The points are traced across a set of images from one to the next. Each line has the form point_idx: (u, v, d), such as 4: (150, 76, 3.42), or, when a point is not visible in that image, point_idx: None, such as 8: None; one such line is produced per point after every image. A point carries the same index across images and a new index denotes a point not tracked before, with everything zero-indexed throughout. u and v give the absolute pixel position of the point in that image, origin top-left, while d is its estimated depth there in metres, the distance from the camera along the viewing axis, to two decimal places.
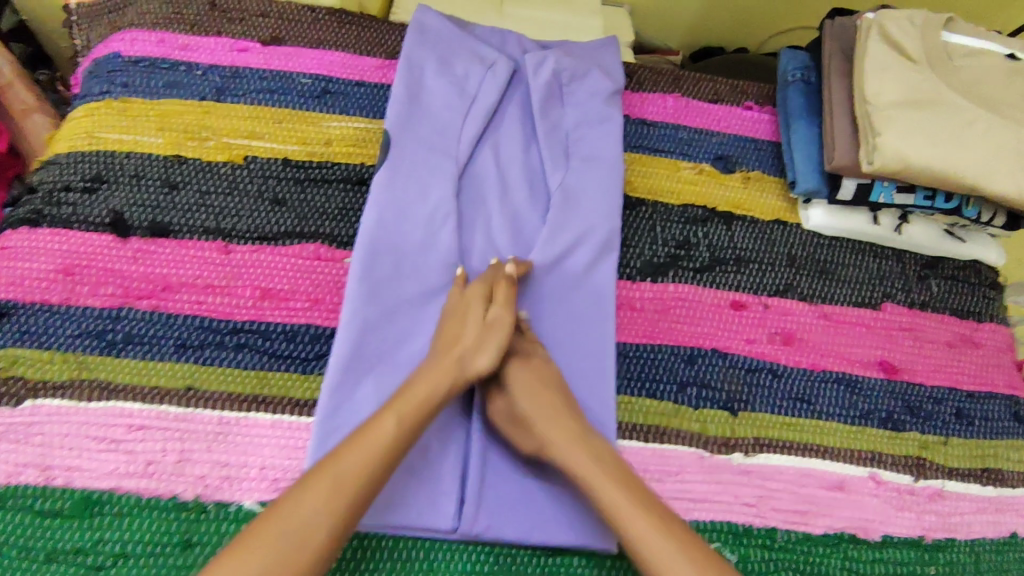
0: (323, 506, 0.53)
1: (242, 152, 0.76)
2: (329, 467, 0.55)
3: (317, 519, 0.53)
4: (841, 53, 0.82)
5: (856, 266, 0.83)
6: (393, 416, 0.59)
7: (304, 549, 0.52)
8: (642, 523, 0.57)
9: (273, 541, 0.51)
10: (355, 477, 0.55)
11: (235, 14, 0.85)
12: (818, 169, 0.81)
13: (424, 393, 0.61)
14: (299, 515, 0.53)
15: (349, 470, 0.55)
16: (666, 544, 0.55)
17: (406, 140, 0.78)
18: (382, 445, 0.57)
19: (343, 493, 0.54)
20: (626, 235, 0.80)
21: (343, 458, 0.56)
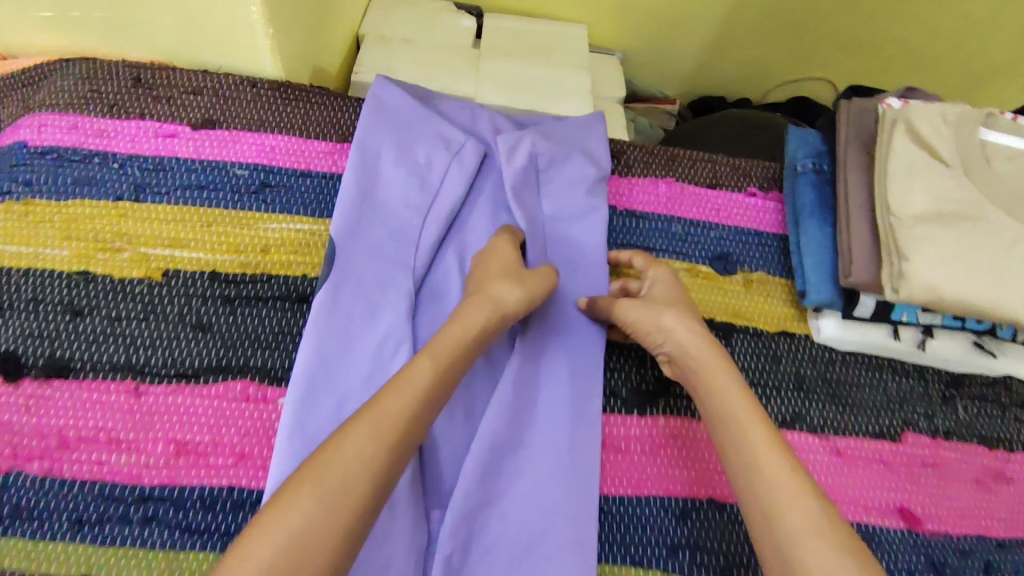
0: (372, 448, 0.47)
1: (160, 266, 0.65)
2: (369, 412, 0.49)
3: (367, 461, 0.46)
4: (858, 145, 0.71)
5: (872, 387, 0.73)
6: (430, 358, 0.55)
7: (360, 488, 0.45)
8: (743, 418, 0.56)
9: (330, 487, 0.44)
10: (397, 418, 0.49)
11: (162, 92, 0.74)
12: (831, 280, 0.70)
13: (456, 336, 0.58)
14: (350, 452, 0.46)
15: (394, 410, 0.50)
16: (768, 443, 0.54)
17: (355, 249, 0.67)
18: (417, 387, 0.52)
19: (389, 429, 0.49)
20: (610, 355, 0.70)
21: (386, 400, 0.50)
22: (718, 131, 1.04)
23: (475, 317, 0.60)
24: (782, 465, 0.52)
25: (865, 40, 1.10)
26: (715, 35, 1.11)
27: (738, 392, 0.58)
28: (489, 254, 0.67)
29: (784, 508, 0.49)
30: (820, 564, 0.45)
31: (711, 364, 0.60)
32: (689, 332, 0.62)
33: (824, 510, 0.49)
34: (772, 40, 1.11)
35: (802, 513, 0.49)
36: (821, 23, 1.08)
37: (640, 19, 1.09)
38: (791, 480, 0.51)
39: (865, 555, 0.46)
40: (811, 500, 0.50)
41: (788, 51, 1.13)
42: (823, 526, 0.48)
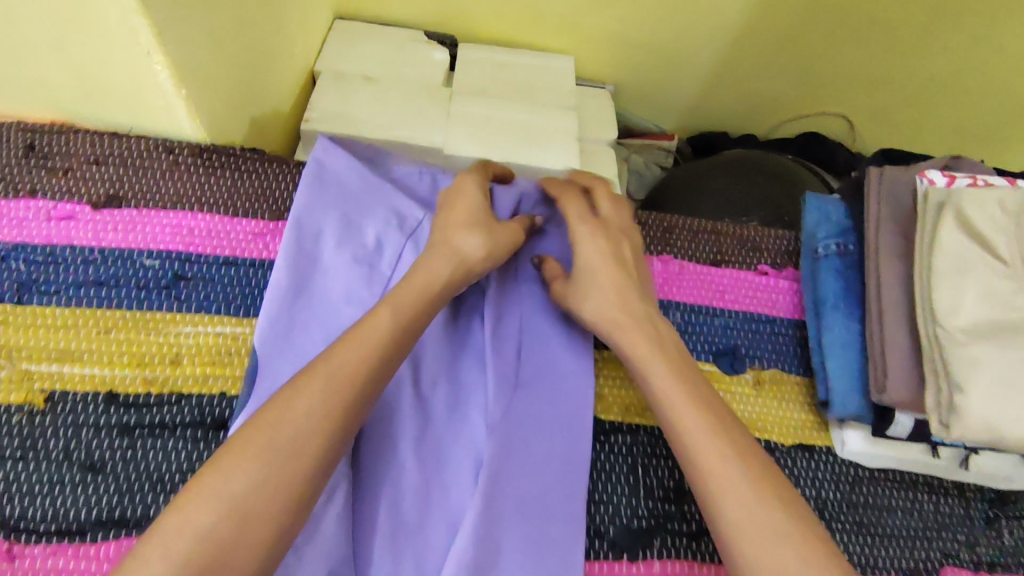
0: (324, 407, 0.44)
1: (45, 388, 0.54)
2: (324, 366, 0.46)
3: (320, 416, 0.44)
4: (894, 225, 0.59)
5: (903, 512, 0.62)
6: (389, 308, 0.51)
7: (309, 450, 0.43)
8: (675, 398, 0.51)
9: (271, 450, 0.42)
10: (353, 374, 0.47)
11: (58, 162, 0.61)
12: (861, 392, 0.59)
13: (419, 288, 0.54)
14: (297, 411, 0.44)
15: (349, 363, 0.47)
16: (697, 421, 0.49)
17: (283, 361, 0.55)
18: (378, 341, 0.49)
19: (344, 386, 0.46)
20: (594, 486, 0.57)
21: (341, 354, 0.47)
22: (722, 177, 0.92)
23: (441, 268, 0.55)
24: (714, 447, 0.48)
25: (888, 74, 0.98)
26: (719, 67, 1.00)
27: (661, 367, 0.53)
28: (454, 192, 0.62)
29: (713, 496, 0.46)
30: (755, 557, 0.43)
31: (634, 342, 0.55)
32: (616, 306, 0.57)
33: (753, 487, 0.46)
34: (782, 74, 1.00)
35: (733, 501, 0.45)
36: (837, 54, 0.97)
37: (634, 48, 0.97)
38: (726, 464, 0.47)
39: (807, 546, 0.43)
40: (740, 483, 0.46)
41: (797, 84, 1.02)
42: (757, 518, 0.44)
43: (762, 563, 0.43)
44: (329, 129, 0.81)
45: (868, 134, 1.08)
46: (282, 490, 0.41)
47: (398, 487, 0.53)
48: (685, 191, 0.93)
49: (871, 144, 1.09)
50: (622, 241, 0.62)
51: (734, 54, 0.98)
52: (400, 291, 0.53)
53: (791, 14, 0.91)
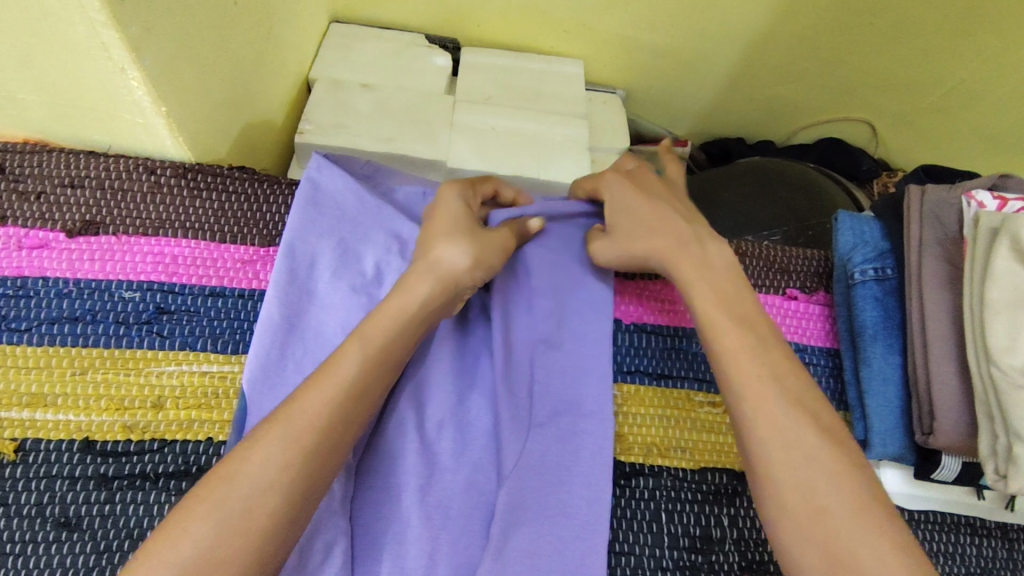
0: (284, 458, 0.40)
1: (15, 436, 0.49)
2: (285, 413, 0.41)
3: (274, 466, 0.39)
4: (938, 250, 0.55)
5: (947, 559, 0.57)
6: (358, 341, 0.46)
7: (267, 507, 0.38)
8: (713, 316, 0.49)
9: (221, 508, 0.37)
10: (315, 422, 0.41)
11: (28, 184, 0.56)
12: (902, 431, 0.54)
13: (395, 312, 0.48)
14: (254, 462, 0.39)
15: (312, 410, 0.42)
16: (737, 342, 0.47)
17: (274, 407, 0.50)
18: (345, 387, 0.43)
19: (306, 438, 0.41)
20: (615, 535, 0.53)
21: (304, 399, 0.42)
22: (742, 186, 0.86)
23: (418, 289, 0.50)
24: (749, 368, 0.45)
25: (912, 79, 0.94)
26: (733, 71, 0.95)
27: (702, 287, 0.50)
28: (433, 212, 0.56)
29: (745, 413, 0.44)
30: (782, 476, 0.41)
31: (676, 261, 0.52)
32: (654, 226, 0.54)
33: (789, 409, 0.43)
34: (802, 78, 0.95)
35: (767, 420, 0.43)
36: (860, 57, 0.92)
37: (645, 51, 0.93)
38: (761, 381, 0.45)
39: (836, 465, 0.41)
40: (773, 402, 0.44)
41: (816, 88, 0.97)
42: (792, 436, 0.42)
43: (790, 485, 0.41)
44: (325, 141, 0.76)
45: (889, 140, 1.03)
46: (236, 554, 0.36)
47: (400, 543, 0.49)
48: (698, 204, 0.88)
49: (892, 150, 1.04)
50: (647, 175, 0.60)
51: (752, 56, 0.93)
52: (371, 320, 0.48)
53: (813, 15, 0.86)
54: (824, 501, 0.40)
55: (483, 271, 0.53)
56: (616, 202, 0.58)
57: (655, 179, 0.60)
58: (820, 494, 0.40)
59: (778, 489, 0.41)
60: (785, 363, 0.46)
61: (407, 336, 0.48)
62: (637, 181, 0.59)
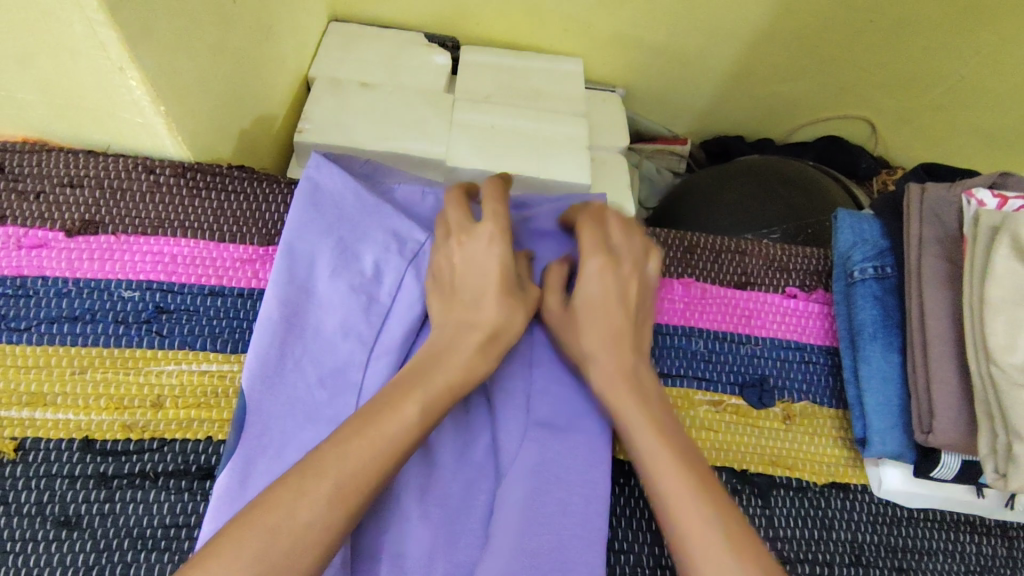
0: (326, 515, 0.40)
1: (15, 435, 0.49)
2: (329, 464, 0.41)
3: (316, 522, 0.39)
4: (938, 248, 0.55)
5: (944, 555, 0.57)
6: (416, 403, 0.45)
7: (303, 558, 0.38)
8: (656, 454, 0.47)
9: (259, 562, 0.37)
10: (358, 474, 0.41)
11: (28, 184, 0.56)
12: (900, 430, 0.54)
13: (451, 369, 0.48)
14: (298, 521, 0.39)
15: (356, 468, 0.41)
16: (679, 482, 0.44)
17: (276, 406, 0.50)
18: (390, 443, 0.43)
19: (352, 496, 0.41)
20: (614, 533, 0.53)
21: (353, 454, 0.42)
22: (743, 185, 0.86)
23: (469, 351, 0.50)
24: (693, 509, 0.43)
25: (913, 76, 0.93)
26: (733, 68, 0.95)
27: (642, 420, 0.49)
28: (469, 259, 0.54)
29: (687, 554, 0.42)
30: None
31: (616, 393, 0.50)
32: (610, 350, 0.52)
33: (733, 554, 0.41)
34: (802, 76, 0.95)
35: (713, 564, 0.41)
36: (860, 55, 0.92)
37: (644, 49, 0.92)
38: (704, 525, 0.42)
39: None
40: (718, 541, 0.41)
41: (815, 86, 0.97)
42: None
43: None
44: (323, 141, 0.76)
45: (889, 138, 1.02)
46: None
47: (399, 542, 0.49)
48: (698, 203, 0.88)
49: (892, 148, 1.04)
50: (634, 279, 0.56)
51: (752, 54, 0.92)
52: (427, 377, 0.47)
53: (812, 13, 0.86)
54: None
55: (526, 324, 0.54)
56: (587, 313, 0.54)
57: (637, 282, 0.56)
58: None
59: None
60: (726, 499, 0.44)
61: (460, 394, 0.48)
62: (622, 288, 0.55)
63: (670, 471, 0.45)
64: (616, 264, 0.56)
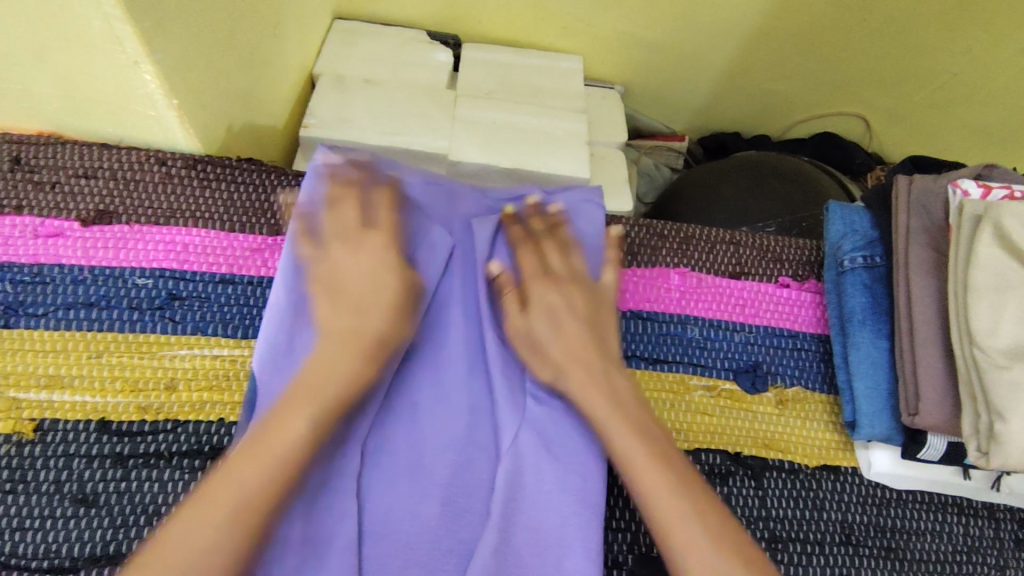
0: (228, 539, 0.41)
1: (34, 416, 0.51)
2: (220, 492, 0.42)
3: (198, 540, 0.41)
4: (925, 238, 0.57)
5: (932, 535, 0.59)
6: (304, 418, 0.46)
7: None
8: (638, 461, 0.49)
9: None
10: (256, 498, 0.43)
11: (43, 175, 0.58)
12: (889, 412, 0.56)
13: (338, 376, 0.48)
14: (196, 548, 0.40)
15: (247, 490, 0.43)
16: (659, 487, 0.47)
17: (286, 389, 0.52)
18: (279, 458, 0.44)
19: (251, 515, 0.42)
20: (611, 512, 0.55)
21: (242, 477, 0.43)
22: (739, 179, 0.88)
23: (348, 366, 0.49)
24: (673, 507, 0.47)
25: (906, 73, 0.95)
26: (729, 65, 0.96)
27: (620, 428, 0.50)
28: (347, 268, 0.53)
29: (674, 549, 0.45)
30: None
31: (591, 398, 0.52)
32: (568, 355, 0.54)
33: (712, 542, 0.45)
34: (796, 73, 0.97)
35: (698, 555, 0.45)
36: (854, 52, 0.93)
37: (642, 47, 0.94)
38: (687, 523, 0.46)
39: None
40: (702, 535, 0.45)
41: (810, 84, 0.99)
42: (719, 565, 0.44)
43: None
44: (329, 135, 0.78)
45: (883, 135, 1.04)
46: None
47: (403, 520, 0.51)
48: (695, 197, 0.90)
49: (886, 145, 1.06)
50: (577, 290, 0.58)
51: (748, 51, 0.94)
52: (314, 385, 0.48)
53: (806, 11, 0.88)
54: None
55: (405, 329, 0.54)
56: (537, 328, 0.56)
57: (583, 295, 0.58)
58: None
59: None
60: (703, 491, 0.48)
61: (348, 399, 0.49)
62: (568, 300, 0.57)
63: (648, 468, 0.48)
64: (558, 280, 0.58)
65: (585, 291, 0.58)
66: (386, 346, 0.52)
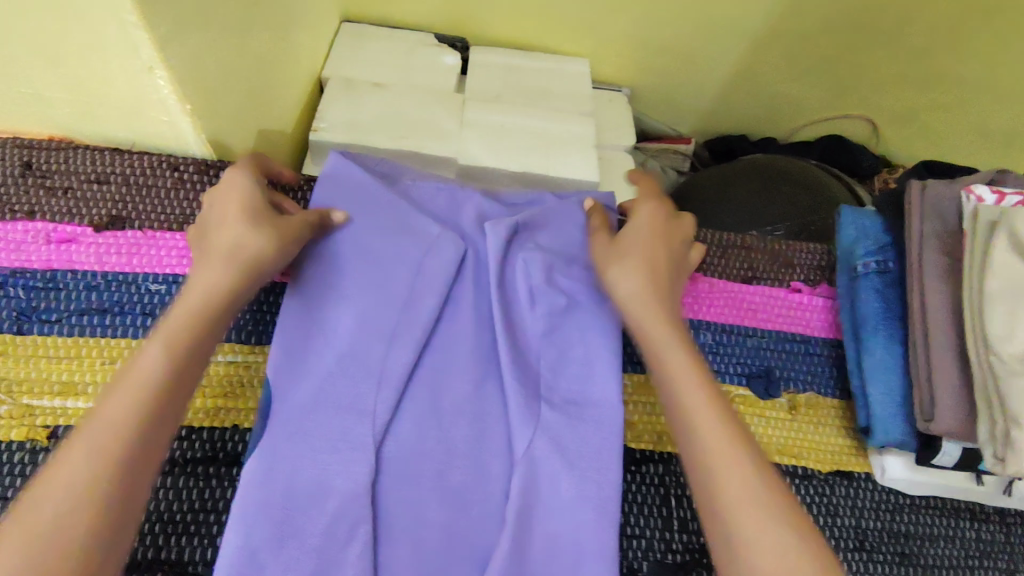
0: (93, 472, 0.37)
1: (48, 423, 0.51)
2: (83, 427, 0.39)
3: (70, 469, 0.37)
4: (938, 244, 0.57)
5: (945, 540, 0.59)
6: (162, 338, 0.43)
7: (80, 514, 0.35)
8: (683, 385, 0.46)
9: (36, 525, 0.35)
10: (120, 426, 0.39)
11: (55, 181, 0.58)
12: (904, 418, 0.56)
13: (193, 305, 0.45)
14: (60, 486, 0.36)
15: (111, 418, 0.39)
16: (705, 408, 0.44)
17: (298, 397, 0.51)
18: (141, 382, 0.41)
19: (113, 446, 0.38)
20: (627, 519, 0.55)
21: (103, 408, 0.39)
22: (748, 182, 0.88)
23: (214, 280, 0.47)
24: (713, 424, 0.44)
25: (914, 76, 0.95)
26: (738, 68, 0.96)
27: (674, 340, 0.48)
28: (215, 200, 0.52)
29: (719, 475, 0.42)
30: (753, 534, 0.39)
31: (649, 316, 0.50)
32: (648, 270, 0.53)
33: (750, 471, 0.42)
34: (804, 76, 0.97)
35: (732, 473, 0.41)
36: (862, 55, 0.93)
37: (651, 50, 0.94)
38: (727, 446, 0.42)
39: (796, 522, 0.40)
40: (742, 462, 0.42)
41: (818, 86, 0.99)
42: (761, 494, 0.41)
43: (765, 552, 0.39)
44: (339, 139, 0.78)
45: (891, 137, 1.04)
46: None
47: (418, 527, 0.51)
48: (704, 201, 0.90)
49: (894, 147, 1.05)
50: (673, 230, 0.58)
51: (756, 54, 0.94)
52: (166, 319, 0.44)
53: (815, 13, 0.88)
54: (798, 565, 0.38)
55: (282, 246, 0.51)
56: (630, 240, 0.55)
57: (677, 237, 0.58)
58: (792, 552, 0.38)
59: (757, 561, 0.38)
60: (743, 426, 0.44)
61: (211, 324, 0.45)
62: (664, 232, 0.57)
63: (693, 391, 0.45)
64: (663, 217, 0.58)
65: (679, 236, 0.58)
66: (255, 269, 0.49)
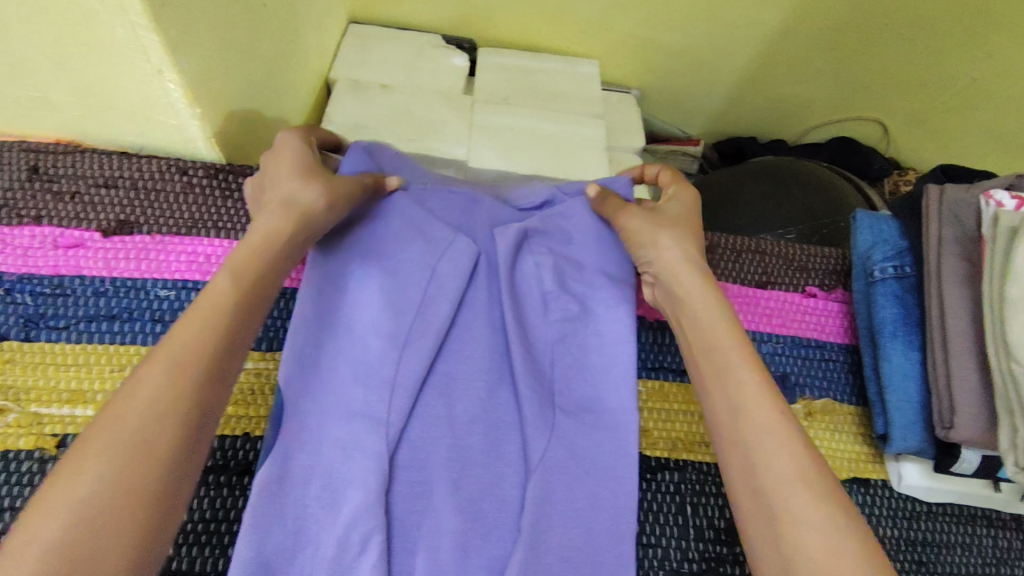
0: (177, 393, 0.36)
1: (57, 432, 0.50)
2: (161, 347, 0.37)
3: (153, 388, 0.35)
4: (957, 249, 0.56)
5: (963, 548, 0.58)
6: (230, 273, 0.42)
7: (165, 433, 0.34)
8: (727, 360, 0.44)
9: (116, 437, 0.33)
10: (201, 351, 0.37)
11: (64, 185, 0.57)
12: (922, 424, 0.56)
13: (257, 243, 0.44)
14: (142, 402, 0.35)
15: (188, 342, 0.37)
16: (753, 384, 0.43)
17: (309, 404, 0.51)
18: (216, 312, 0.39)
19: (192, 365, 0.37)
20: (643, 528, 0.55)
21: (181, 331, 0.38)
22: (759, 185, 0.87)
23: (272, 225, 0.45)
24: (763, 400, 0.42)
25: (925, 78, 0.94)
26: (747, 70, 0.96)
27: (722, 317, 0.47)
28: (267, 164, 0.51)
29: (760, 443, 0.40)
30: (803, 510, 0.37)
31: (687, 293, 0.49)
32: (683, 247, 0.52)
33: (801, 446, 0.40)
34: (814, 78, 0.97)
35: (782, 448, 0.40)
36: (872, 56, 0.93)
37: (661, 52, 0.94)
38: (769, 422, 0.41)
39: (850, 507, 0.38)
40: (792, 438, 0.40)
41: (828, 88, 0.98)
42: (807, 469, 0.39)
43: (809, 524, 0.36)
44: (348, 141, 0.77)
45: (902, 140, 1.03)
46: (125, 527, 0.31)
47: (434, 537, 0.50)
48: (714, 204, 0.89)
49: (905, 150, 1.05)
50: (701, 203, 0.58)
51: (766, 55, 0.94)
52: (235, 252, 0.43)
53: (825, 14, 0.87)
54: (846, 542, 0.35)
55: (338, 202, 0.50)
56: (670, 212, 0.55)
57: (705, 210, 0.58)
58: (839, 533, 0.36)
59: (800, 535, 0.36)
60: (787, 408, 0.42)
61: (275, 263, 0.44)
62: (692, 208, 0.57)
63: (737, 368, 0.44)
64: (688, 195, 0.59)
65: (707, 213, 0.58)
66: (313, 221, 0.48)
